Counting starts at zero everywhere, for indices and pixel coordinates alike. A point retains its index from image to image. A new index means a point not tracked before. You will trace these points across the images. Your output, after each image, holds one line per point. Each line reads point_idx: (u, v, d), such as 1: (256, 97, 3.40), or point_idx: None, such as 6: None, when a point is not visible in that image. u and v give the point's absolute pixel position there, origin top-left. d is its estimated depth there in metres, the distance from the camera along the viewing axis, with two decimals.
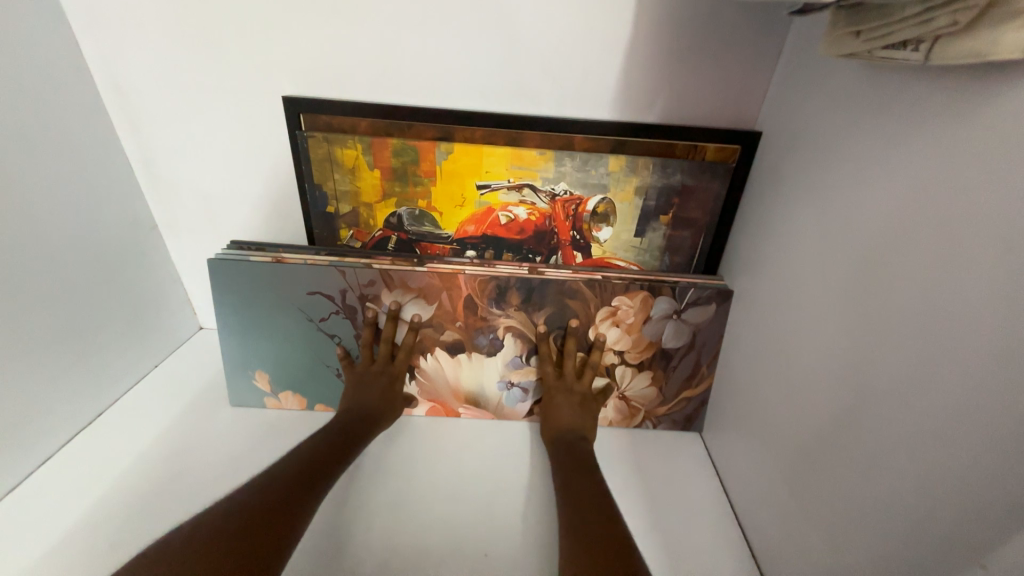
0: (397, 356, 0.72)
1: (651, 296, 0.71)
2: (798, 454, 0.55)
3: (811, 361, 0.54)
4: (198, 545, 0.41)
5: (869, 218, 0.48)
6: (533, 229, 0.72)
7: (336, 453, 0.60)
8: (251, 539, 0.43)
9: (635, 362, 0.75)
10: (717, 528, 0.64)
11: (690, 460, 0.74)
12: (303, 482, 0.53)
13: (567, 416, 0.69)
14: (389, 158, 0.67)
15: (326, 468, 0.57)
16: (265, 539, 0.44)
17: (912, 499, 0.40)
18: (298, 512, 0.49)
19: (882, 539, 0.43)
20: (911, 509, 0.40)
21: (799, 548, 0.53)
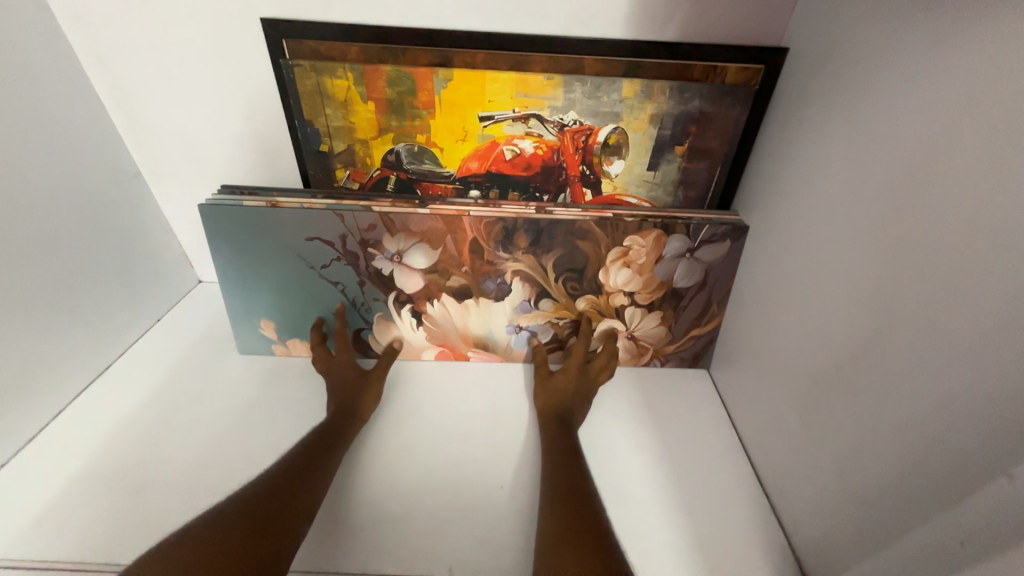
0: (340, 354, 0.72)
1: (664, 234, 0.68)
2: (809, 385, 0.55)
3: (826, 293, 0.53)
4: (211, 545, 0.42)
5: (896, 137, 0.44)
6: (540, 164, 0.68)
7: (327, 443, 0.61)
8: (261, 543, 0.44)
9: (645, 303, 0.73)
10: (725, 458, 0.66)
11: (698, 397, 0.75)
12: (302, 480, 0.54)
13: (561, 390, 0.69)
14: (384, 87, 0.62)
15: (321, 461, 0.58)
16: (271, 544, 0.45)
17: (917, 425, 0.41)
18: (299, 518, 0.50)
19: (883, 461, 0.44)
20: (914, 436, 0.41)
21: (805, 473, 0.55)
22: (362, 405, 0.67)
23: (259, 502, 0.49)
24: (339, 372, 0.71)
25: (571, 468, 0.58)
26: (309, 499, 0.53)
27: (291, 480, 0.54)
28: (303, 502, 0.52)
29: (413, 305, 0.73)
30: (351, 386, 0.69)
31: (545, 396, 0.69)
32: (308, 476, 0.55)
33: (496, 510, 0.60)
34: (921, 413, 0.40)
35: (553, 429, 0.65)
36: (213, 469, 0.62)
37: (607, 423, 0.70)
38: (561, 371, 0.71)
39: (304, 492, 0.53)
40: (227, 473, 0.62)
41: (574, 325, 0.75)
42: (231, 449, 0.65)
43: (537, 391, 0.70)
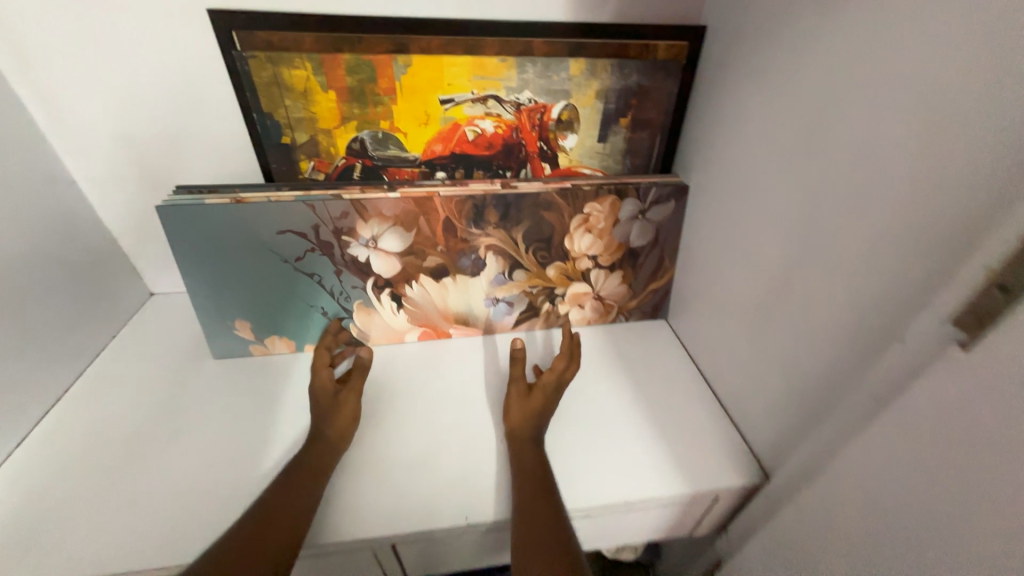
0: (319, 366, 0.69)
1: (618, 199, 0.76)
2: (750, 311, 0.65)
3: (756, 232, 0.62)
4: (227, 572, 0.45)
5: (797, 95, 0.53)
6: (501, 142, 0.72)
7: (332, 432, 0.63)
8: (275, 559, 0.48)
9: (607, 264, 0.81)
10: (689, 388, 0.75)
11: (661, 342, 0.84)
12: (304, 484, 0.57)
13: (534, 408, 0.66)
14: (344, 76, 0.63)
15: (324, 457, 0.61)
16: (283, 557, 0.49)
17: (831, 324, 0.51)
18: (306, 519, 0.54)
19: (811, 358, 0.54)
20: (832, 332, 0.51)
21: (753, 385, 0.65)
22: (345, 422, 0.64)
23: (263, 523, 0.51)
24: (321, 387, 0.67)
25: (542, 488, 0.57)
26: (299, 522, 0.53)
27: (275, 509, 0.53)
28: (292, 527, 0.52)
29: (391, 289, 0.75)
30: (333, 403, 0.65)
31: (522, 413, 0.66)
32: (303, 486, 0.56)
33: (496, 464, 0.64)
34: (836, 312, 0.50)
35: (526, 449, 0.62)
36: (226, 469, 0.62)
37: (586, 375, 0.77)
38: (540, 387, 0.68)
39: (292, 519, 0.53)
40: (229, 469, 0.62)
41: (547, 291, 0.81)
42: (235, 447, 0.64)
43: (512, 407, 0.67)
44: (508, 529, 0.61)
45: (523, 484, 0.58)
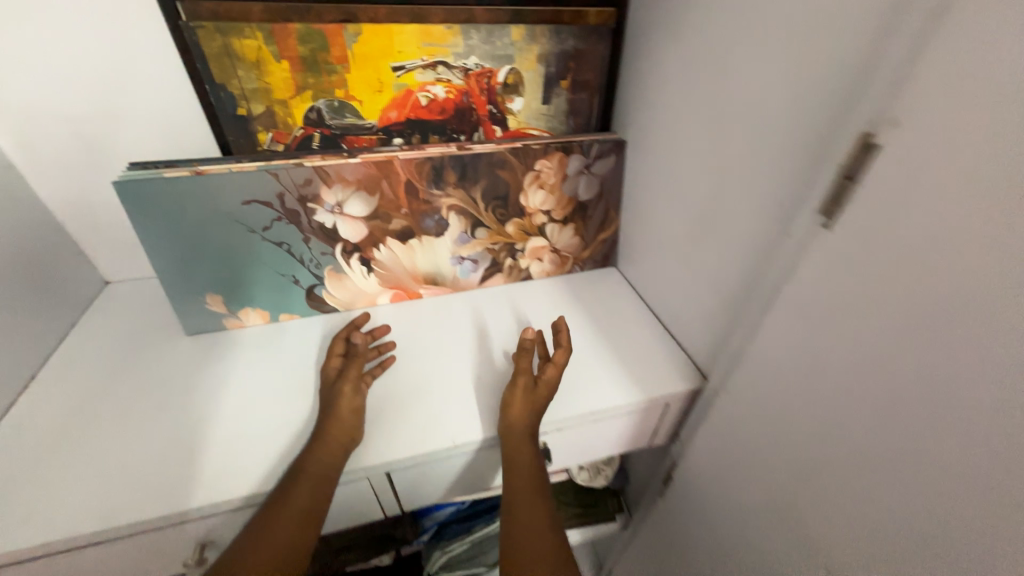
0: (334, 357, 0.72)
1: (565, 156, 0.83)
2: (681, 243, 0.75)
3: (681, 174, 0.72)
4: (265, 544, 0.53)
5: (705, 48, 0.62)
6: (453, 107, 0.77)
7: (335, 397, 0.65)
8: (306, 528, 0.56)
9: (560, 218, 0.88)
10: (639, 320, 0.85)
11: (612, 285, 0.93)
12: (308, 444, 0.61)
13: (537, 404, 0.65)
14: (295, 45, 0.65)
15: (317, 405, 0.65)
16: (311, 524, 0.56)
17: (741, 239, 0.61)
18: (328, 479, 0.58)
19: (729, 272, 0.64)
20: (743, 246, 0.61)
21: (688, 307, 0.75)
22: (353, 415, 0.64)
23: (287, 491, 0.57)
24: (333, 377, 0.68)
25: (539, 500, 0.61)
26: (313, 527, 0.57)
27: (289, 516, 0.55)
28: (305, 535, 0.56)
29: (360, 253, 0.79)
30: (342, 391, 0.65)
31: (526, 407, 0.65)
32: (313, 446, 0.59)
33: (473, 397, 0.71)
34: (744, 230, 0.60)
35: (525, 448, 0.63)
36: (268, 421, 0.66)
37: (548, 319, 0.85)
38: (546, 384, 0.67)
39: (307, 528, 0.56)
40: (240, 425, 0.65)
41: (508, 247, 0.88)
42: (261, 404, 0.68)
43: (518, 401, 0.65)
44: (490, 448, 0.68)
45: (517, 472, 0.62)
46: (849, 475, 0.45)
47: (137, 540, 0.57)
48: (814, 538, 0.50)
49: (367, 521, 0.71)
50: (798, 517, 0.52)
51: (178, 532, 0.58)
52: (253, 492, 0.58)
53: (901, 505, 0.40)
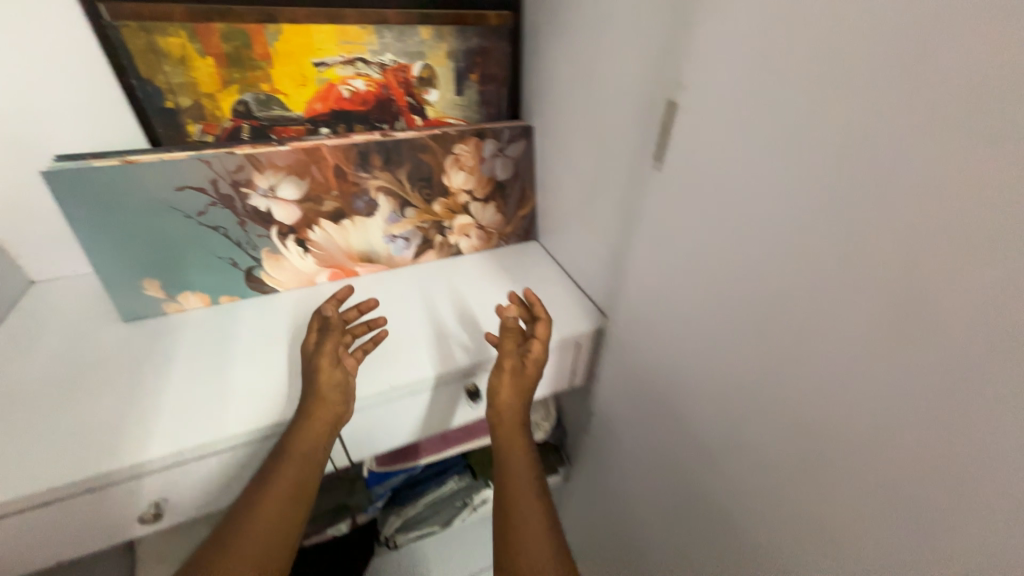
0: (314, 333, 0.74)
1: (480, 140, 0.94)
2: (580, 208, 0.88)
3: (574, 149, 0.85)
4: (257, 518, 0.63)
5: (580, 43, 0.76)
6: (374, 99, 0.86)
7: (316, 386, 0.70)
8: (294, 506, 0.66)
9: (482, 196, 0.99)
10: (556, 280, 0.98)
11: (533, 255, 1.05)
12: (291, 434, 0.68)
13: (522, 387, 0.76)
14: (220, 43, 0.72)
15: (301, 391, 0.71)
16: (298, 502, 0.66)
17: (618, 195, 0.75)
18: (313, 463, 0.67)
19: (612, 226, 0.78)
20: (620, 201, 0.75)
21: (590, 263, 0.89)
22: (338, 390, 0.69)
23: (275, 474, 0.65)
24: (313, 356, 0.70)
25: (525, 461, 0.73)
26: (303, 504, 0.67)
27: (278, 499, 0.64)
28: (290, 514, 0.65)
29: (296, 235, 0.85)
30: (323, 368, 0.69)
31: (514, 386, 0.75)
32: (302, 429, 0.67)
33: (406, 349, 0.82)
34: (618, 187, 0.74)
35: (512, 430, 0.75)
36: (240, 376, 0.74)
37: (475, 286, 0.97)
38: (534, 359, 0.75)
39: (297, 506, 0.66)
40: (190, 385, 0.72)
41: (436, 224, 0.97)
42: (208, 369, 0.75)
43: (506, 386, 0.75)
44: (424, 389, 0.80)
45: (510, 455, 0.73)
46: (722, 354, 0.60)
47: (135, 485, 0.65)
48: (703, 410, 0.66)
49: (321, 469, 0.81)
50: (679, 399, 0.68)
51: (171, 474, 0.67)
52: (223, 437, 0.67)
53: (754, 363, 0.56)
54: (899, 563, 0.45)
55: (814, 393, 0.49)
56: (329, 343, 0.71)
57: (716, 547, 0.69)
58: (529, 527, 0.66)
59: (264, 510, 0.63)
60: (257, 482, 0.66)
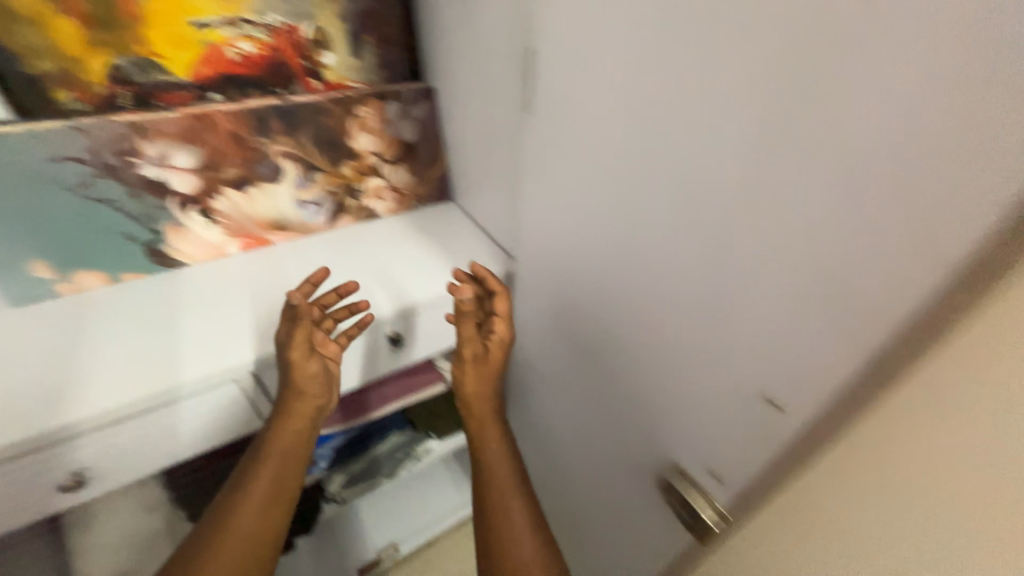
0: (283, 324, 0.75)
1: (382, 102, 0.97)
2: (484, 164, 0.94)
3: (474, 107, 0.90)
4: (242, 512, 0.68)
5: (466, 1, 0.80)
6: (265, 62, 0.85)
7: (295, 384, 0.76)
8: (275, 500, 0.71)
9: (391, 158, 1.02)
10: (471, 235, 1.03)
11: (449, 215, 1.10)
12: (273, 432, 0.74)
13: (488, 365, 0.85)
14: (80, 2, 0.69)
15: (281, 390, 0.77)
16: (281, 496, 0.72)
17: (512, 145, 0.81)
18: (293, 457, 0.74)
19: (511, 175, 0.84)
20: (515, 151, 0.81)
21: (498, 215, 0.95)
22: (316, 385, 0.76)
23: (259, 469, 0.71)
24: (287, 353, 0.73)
25: (494, 431, 0.83)
26: (285, 507, 0.72)
27: (260, 501, 0.70)
28: (273, 507, 0.70)
29: (197, 205, 0.84)
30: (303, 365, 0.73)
31: (478, 364, 0.85)
32: (283, 426, 0.74)
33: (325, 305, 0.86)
34: (508, 137, 0.80)
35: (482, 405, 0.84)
36: (169, 339, 0.77)
37: (394, 244, 1.01)
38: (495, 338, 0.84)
39: (281, 506, 0.71)
40: (109, 349, 0.75)
41: (348, 188, 0.99)
42: (125, 335, 0.77)
43: (468, 374, 0.85)
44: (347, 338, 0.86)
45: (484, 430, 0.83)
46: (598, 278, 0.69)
47: (59, 447, 0.68)
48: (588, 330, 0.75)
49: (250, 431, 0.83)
50: (575, 322, 0.78)
51: (111, 435, 0.71)
52: (145, 394, 0.71)
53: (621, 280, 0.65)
54: (725, 419, 0.57)
55: (662, 296, 0.59)
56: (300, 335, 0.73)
57: (611, 445, 0.80)
58: (499, 486, 0.78)
59: (248, 510, 0.68)
60: (241, 478, 0.71)
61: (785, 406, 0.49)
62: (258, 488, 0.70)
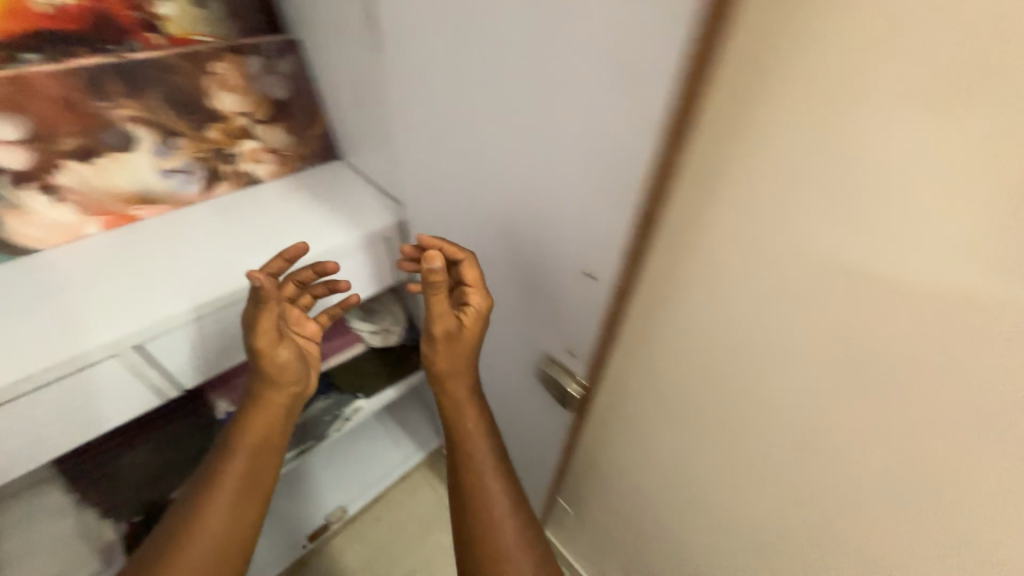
0: (244, 314, 0.73)
1: (240, 56, 0.91)
2: (359, 113, 0.92)
3: (337, 54, 0.88)
4: (215, 509, 0.72)
5: None
6: (85, 15, 0.76)
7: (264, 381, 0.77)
8: (248, 498, 0.74)
9: (263, 118, 0.97)
10: (362, 189, 1.02)
11: (338, 172, 1.07)
12: (242, 430, 0.77)
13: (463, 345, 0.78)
14: None
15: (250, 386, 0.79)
16: (254, 493, 0.75)
17: (377, 89, 0.80)
18: (266, 453, 0.78)
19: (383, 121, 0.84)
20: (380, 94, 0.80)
21: (382, 165, 0.94)
22: (290, 371, 0.77)
23: (231, 469, 0.74)
24: (253, 340, 0.74)
25: (471, 405, 0.83)
26: (261, 495, 0.76)
27: (232, 490, 0.73)
28: (246, 502, 0.74)
29: (37, 181, 0.78)
30: (269, 353, 0.75)
31: (448, 349, 0.78)
32: (252, 421, 0.77)
33: (207, 274, 0.82)
34: (373, 84, 0.80)
35: (459, 385, 0.82)
36: (58, 309, 0.75)
37: (280, 207, 0.97)
38: (466, 314, 0.74)
39: (256, 492, 0.75)
40: None
41: (218, 153, 0.94)
42: None
43: (441, 354, 0.79)
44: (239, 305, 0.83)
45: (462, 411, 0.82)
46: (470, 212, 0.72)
47: None
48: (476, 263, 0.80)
49: (148, 407, 0.83)
50: None
51: None
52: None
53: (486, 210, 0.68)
54: (571, 324, 0.65)
55: (517, 219, 0.64)
56: (263, 322, 0.72)
57: (513, 366, 0.89)
58: (477, 471, 0.80)
59: (221, 497, 0.72)
60: (211, 476, 0.74)
61: (598, 275, 0.57)
62: (231, 478, 0.74)
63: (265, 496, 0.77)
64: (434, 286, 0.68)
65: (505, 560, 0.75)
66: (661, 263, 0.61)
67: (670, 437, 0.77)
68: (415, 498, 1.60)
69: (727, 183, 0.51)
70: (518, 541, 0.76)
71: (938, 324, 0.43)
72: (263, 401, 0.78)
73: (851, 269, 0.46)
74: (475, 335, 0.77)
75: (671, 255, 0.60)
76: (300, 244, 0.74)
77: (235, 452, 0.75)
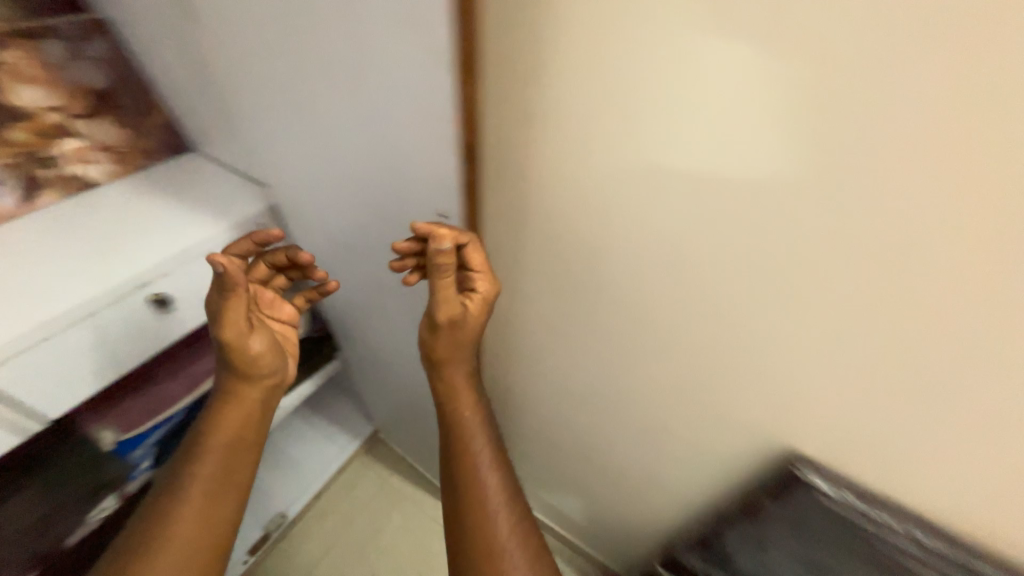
0: (210, 307, 0.63)
1: (33, 41, 0.79)
2: (197, 95, 0.85)
3: (153, 31, 0.80)
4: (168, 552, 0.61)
5: None
6: None
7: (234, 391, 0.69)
8: (209, 534, 0.64)
9: (82, 112, 0.86)
10: (223, 179, 0.95)
11: (192, 164, 0.99)
12: (207, 453, 0.67)
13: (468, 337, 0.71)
14: None
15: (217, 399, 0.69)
16: (217, 528, 0.65)
17: (206, 66, 0.76)
18: (235, 479, 0.67)
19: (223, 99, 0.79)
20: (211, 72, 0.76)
21: (237, 149, 0.89)
22: (262, 362, 0.69)
23: (191, 501, 0.64)
24: (218, 332, 0.64)
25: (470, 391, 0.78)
26: (233, 505, 0.67)
27: (192, 524, 0.63)
28: (209, 535, 0.64)
29: None
30: (237, 346, 0.65)
31: (453, 340, 0.71)
32: (214, 441, 0.67)
33: (47, 286, 0.74)
34: (203, 66, 0.77)
35: (461, 372, 0.76)
36: None
37: (127, 207, 0.88)
38: (472, 305, 0.68)
39: (226, 503, 0.66)
40: None
41: (33, 156, 0.83)
42: None
43: (445, 342, 0.72)
44: (100, 314, 0.75)
45: (466, 399, 0.77)
46: (334, 179, 0.74)
47: None
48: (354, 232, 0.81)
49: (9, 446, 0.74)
50: (339, 228, 0.83)
51: None
52: None
53: (347, 175, 0.71)
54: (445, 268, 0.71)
55: (374, 178, 0.67)
56: (232, 315, 0.63)
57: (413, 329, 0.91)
58: (469, 450, 0.74)
59: (184, 524, 0.63)
60: (166, 509, 0.63)
61: (449, 215, 0.63)
62: (198, 486, 0.65)
63: (238, 505, 0.67)
64: (440, 266, 0.60)
65: (499, 556, 0.68)
66: (506, 198, 0.68)
67: (566, 361, 0.84)
68: (359, 490, 1.59)
69: (546, 117, 0.56)
70: (513, 535, 0.70)
71: (680, 198, 0.54)
72: (234, 396, 0.69)
73: (617, 167, 0.55)
74: (477, 325, 0.70)
75: (496, 186, 0.67)
76: (272, 231, 0.65)
77: (202, 457, 0.66)
